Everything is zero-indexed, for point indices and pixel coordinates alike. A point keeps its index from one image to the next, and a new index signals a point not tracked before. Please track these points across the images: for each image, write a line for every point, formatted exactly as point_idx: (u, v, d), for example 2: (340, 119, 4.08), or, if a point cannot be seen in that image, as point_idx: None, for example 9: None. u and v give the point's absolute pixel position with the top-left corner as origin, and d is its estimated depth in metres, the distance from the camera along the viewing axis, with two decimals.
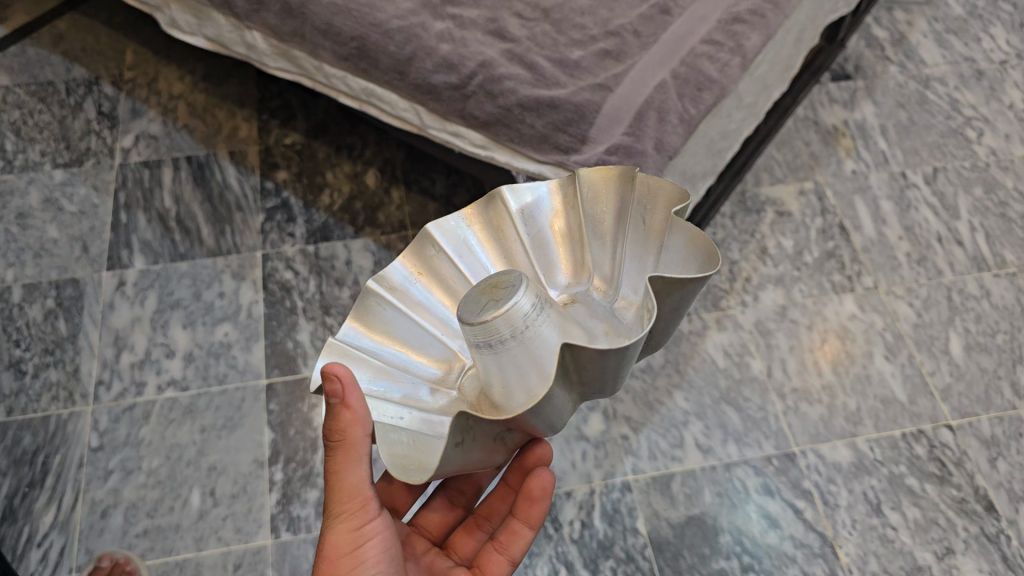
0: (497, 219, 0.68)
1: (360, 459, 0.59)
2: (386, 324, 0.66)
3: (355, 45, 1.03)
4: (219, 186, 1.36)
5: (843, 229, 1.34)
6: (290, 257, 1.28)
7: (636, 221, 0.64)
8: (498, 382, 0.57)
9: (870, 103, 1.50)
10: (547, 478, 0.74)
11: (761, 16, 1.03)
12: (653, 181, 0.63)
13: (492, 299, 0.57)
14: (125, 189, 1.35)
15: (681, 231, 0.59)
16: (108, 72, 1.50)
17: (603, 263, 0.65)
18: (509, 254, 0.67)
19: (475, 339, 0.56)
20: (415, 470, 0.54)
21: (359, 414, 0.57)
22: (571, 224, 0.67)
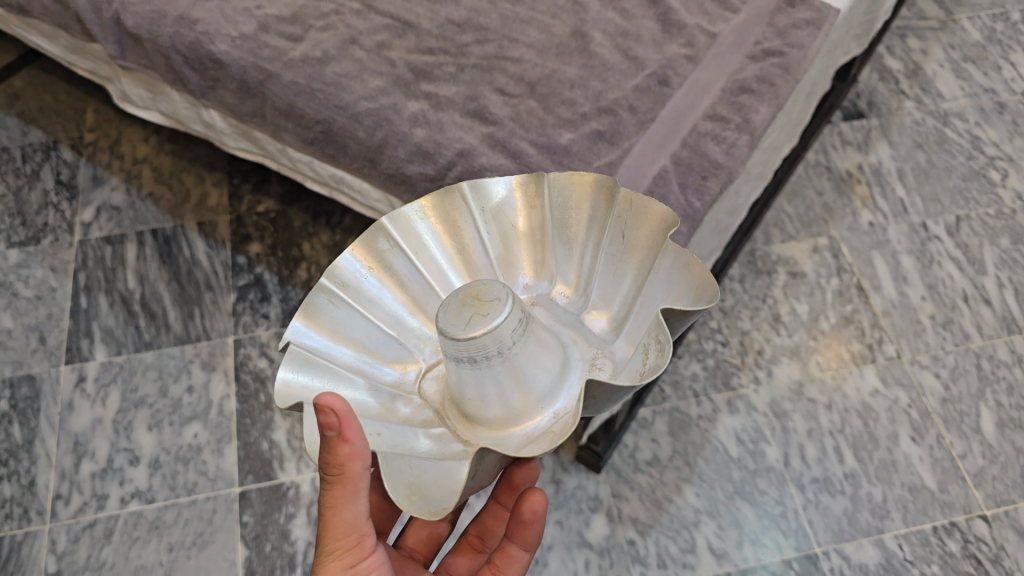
0: (455, 213, 0.61)
1: (357, 492, 0.53)
2: (336, 324, 0.58)
3: (320, 129, 0.94)
4: (187, 262, 1.26)
5: (862, 290, 1.24)
6: (265, 342, 1.18)
7: (611, 233, 0.58)
8: (468, 395, 0.52)
9: (885, 144, 1.40)
10: (539, 500, 0.63)
11: (770, 85, 0.94)
12: (639, 200, 0.57)
13: (477, 312, 0.49)
14: (85, 269, 1.26)
15: (670, 256, 0.54)
16: (67, 134, 1.40)
17: (567, 267, 0.60)
18: (465, 249, 0.61)
19: (455, 353, 0.50)
20: (423, 499, 0.45)
21: (358, 450, 0.49)
22: (533, 221, 0.61)
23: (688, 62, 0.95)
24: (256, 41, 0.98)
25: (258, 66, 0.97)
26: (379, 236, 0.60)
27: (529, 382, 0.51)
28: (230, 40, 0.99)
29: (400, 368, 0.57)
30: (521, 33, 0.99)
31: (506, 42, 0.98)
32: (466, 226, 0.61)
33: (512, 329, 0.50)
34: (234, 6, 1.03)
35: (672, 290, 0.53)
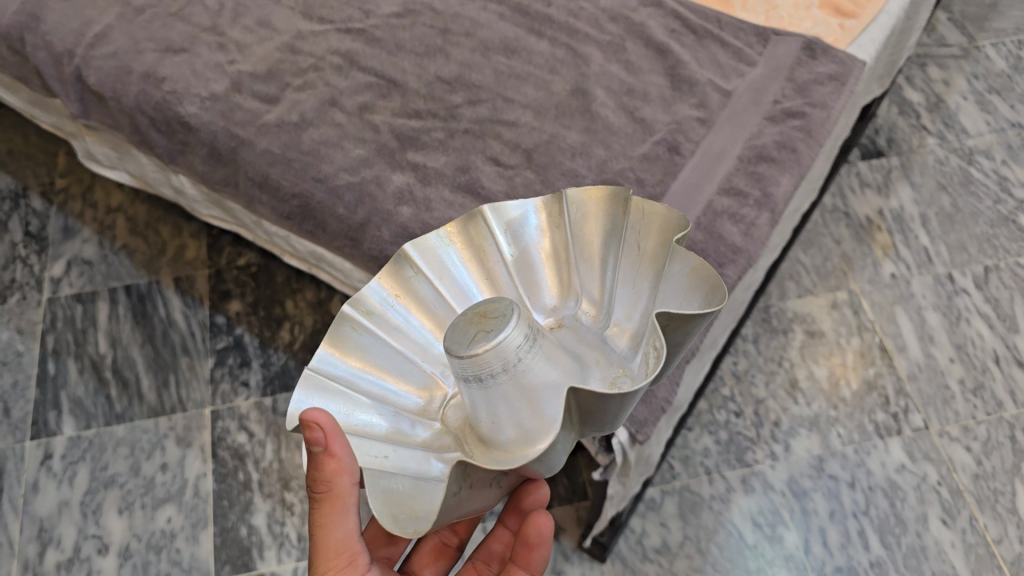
0: (478, 238, 0.61)
1: (347, 508, 0.53)
2: (361, 350, 0.57)
3: (297, 204, 0.85)
4: (162, 323, 1.18)
5: (885, 352, 1.15)
6: (244, 414, 1.10)
7: (629, 245, 0.57)
8: (483, 419, 0.50)
9: (908, 186, 1.31)
10: (546, 523, 0.61)
11: (791, 151, 0.85)
12: (650, 206, 0.56)
13: (481, 329, 0.48)
14: (54, 330, 1.18)
15: (684, 259, 0.52)
16: (37, 180, 1.32)
17: (591, 285, 0.58)
18: (490, 275, 0.60)
19: (462, 373, 0.49)
20: (409, 519, 0.45)
21: (344, 463, 0.50)
22: (557, 244, 0.60)
23: (700, 126, 0.87)
24: (227, 102, 0.90)
25: (230, 131, 0.88)
26: (406, 265, 0.60)
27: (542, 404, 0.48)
28: (200, 101, 0.91)
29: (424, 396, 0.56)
30: (517, 92, 0.90)
31: (501, 102, 0.89)
32: (491, 249, 0.60)
33: (518, 346, 0.48)
34: (204, 60, 0.94)
35: (684, 295, 0.50)
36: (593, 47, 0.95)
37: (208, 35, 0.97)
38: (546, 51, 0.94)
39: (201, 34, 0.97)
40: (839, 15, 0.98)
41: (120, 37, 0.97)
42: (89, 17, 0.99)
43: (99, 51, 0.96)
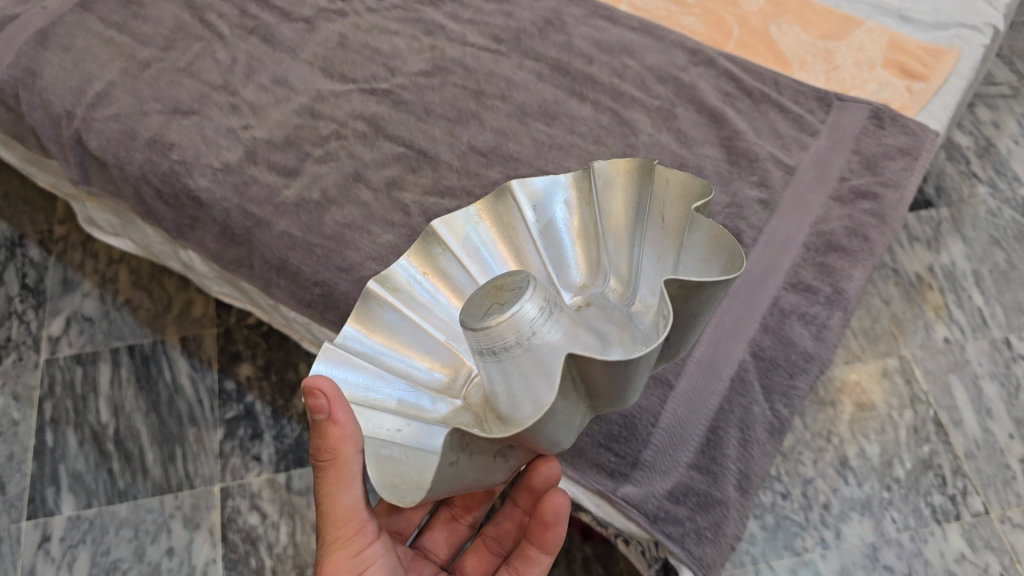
0: (506, 215, 0.65)
1: (351, 477, 0.56)
2: (388, 328, 0.61)
3: (318, 292, 0.77)
4: (168, 388, 1.10)
5: (940, 426, 1.08)
6: (256, 492, 1.02)
7: (655, 218, 0.59)
8: (500, 394, 0.52)
9: (959, 240, 1.24)
10: (563, 502, 0.64)
11: (864, 239, 0.78)
12: (670, 175, 0.57)
13: (497, 303, 0.52)
14: (52, 395, 1.10)
15: (705, 227, 0.52)
16: (35, 226, 1.24)
17: (618, 260, 0.60)
18: (520, 253, 0.63)
19: (478, 347, 0.52)
20: (408, 489, 0.49)
21: (348, 430, 0.53)
22: (586, 219, 0.63)
23: (762, 209, 0.80)
24: (241, 176, 0.82)
25: (245, 209, 0.81)
26: (434, 243, 0.64)
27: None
28: (212, 173, 0.83)
29: (449, 372, 0.60)
30: (560, 165, 0.82)
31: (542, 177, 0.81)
32: (519, 226, 0.64)
33: (531, 318, 0.50)
34: (216, 125, 0.87)
35: (703, 265, 0.51)
36: (640, 113, 0.87)
37: (220, 94, 0.89)
38: (589, 117, 0.86)
39: (212, 92, 0.89)
40: (906, 76, 0.91)
41: (123, 95, 0.89)
42: (90, 72, 0.91)
43: (101, 112, 0.88)
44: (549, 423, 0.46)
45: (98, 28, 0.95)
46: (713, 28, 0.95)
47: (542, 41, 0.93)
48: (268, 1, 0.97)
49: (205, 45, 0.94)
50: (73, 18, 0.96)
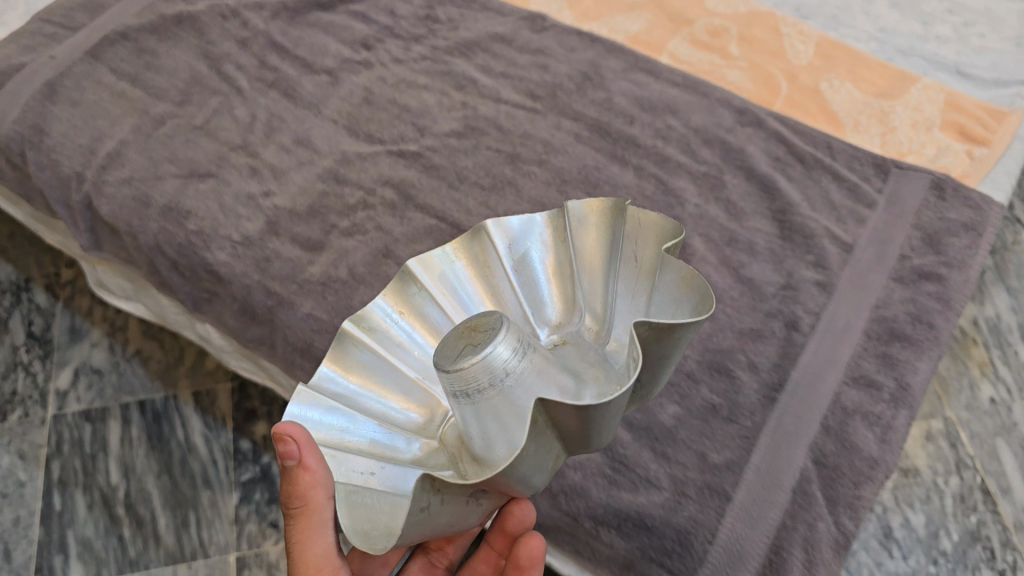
0: (483, 252, 0.58)
1: (324, 521, 0.53)
2: (362, 366, 0.56)
3: None
4: (180, 448, 1.06)
5: (988, 495, 1.03)
6: (273, 561, 0.97)
7: (632, 256, 0.52)
8: (477, 440, 0.47)
9: (1004, 291, 1.19)
10: (539, 543, 0.60)
11: (928, 326, 0.73)
12: (645, 215, 0.51)
13: (469, 344, 0.47)
14: (60, 455, 1.06)
15: (674, 267, 0.47)
16: (41, 269, 1.20)
17: (596, 299, 0.54)
18: (496, 291, 0.57)
19: (452, 391, 0.47)
20: (380, 536, 0.45)
21: (318, 477, 0.50)
22: (563, 258, 0.57)
23: (820, 291, 0.75)
24: (262, 250, 0.78)
25: (266, 287, 0.76)
26: (410, 282, 0.58)
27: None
28: (231, 246, 0.78)
29: (427, 412, 0.54)
30: None
31: None
32: (497, 262, 0.58)
33: (508, 361, 0.45)
34: (235, 190, 0.82)
35: (677, 311, 0.46)
36: (686, 180, 0.82)
37: (240, 155, 0.84)
38: (632, 184, 0.81)
39: (231, 153, 0.84)
40: (966, 140, 0.85)
41: (137, 156, 0.84)
42: (101, 130, 0.87)
43: (112, 174, 0.83)
44: (520, 467, 0.40)
45: (108, 79, 0.90)
46: (762, 84, 0.90)
47: (580, 98, 0.88)
48: (289, 51, 0.92)
49: (222, 100, 0.89)
50: (83, 68, 0.91)
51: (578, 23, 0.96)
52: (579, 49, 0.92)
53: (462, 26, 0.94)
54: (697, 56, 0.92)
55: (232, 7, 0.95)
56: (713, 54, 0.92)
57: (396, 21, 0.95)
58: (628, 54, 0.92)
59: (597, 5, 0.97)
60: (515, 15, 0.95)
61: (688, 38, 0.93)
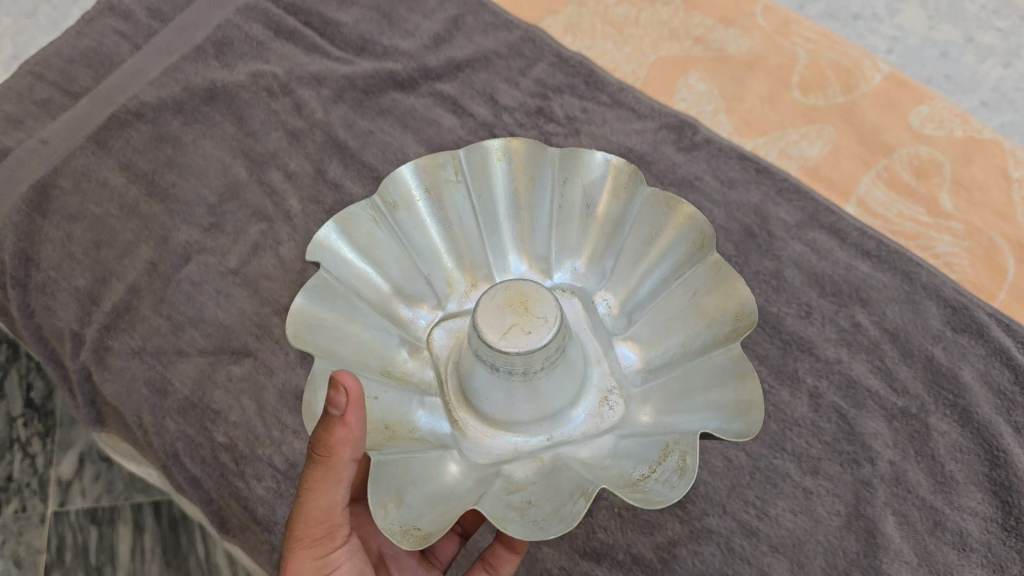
0: (533, 171, 0.56)
1: (341, 479, 0.43)
2: (372, 240, 0.53)
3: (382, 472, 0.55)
4: (200, 567, 0.90)
5: None
6: None
7: (686, 286, 0.52)
8: (472, 389, 0.47)
9: None
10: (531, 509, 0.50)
11: None
12: (726, 270, 0.49)
13: (518, 323, 0.45)
14: (61, 565, 0.90)
15: (736, 359, 0.46)
16: None
17: (625, 274, 0.55)
18: (529, 208, 0.57)
19: (480, 353, 0.45)
20: (398, 515, 0.40)
21: (353, 438, 0.41)
22: (617, 218, 0.55)
23: None
24: None
25: None
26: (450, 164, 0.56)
27: (540, 402, 0.46)
28: (272, 477, 0.60)
29: (423, 305, 0.54)
30: (767, 514, 0.59)
31: (741, 536, 0.59)
32: (540, 187, 0.57)
33: (551, 355, 0.45)
34: (280, 384, 0.63)
35: (713, 395, 0.45)
36: (878, 419, 0.62)
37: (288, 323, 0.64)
38: (806, 420, 0.62)
39: (275, 318, 0.65)
40: None
41: (152, 313, 0.64)
42: (106, 264, 0.66)
43: (120, 342, 0.64)
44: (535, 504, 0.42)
45: (116, 181, 0.68)
46: (982, 262, 0.67)
47: (738, 269, 0.67)
48: (353, 155, 0.70)
49: (266, 228, 0.67)
50: (82, 162, 0.68)
51: (738, 136, 0.72)
52: (739, 183, 0.69)
53: (586, 130, 0.71)
54: (897, 206, 0.69)
55: (282, 80, 0.72)
56: (918, 205, 0.69)
57: (498, 115, 0.72)
58: (805, 198, 0.69)
59: (764, 109, 0.73)
60: (656, 120, 0.72)
61: (885, 175, 0.70)
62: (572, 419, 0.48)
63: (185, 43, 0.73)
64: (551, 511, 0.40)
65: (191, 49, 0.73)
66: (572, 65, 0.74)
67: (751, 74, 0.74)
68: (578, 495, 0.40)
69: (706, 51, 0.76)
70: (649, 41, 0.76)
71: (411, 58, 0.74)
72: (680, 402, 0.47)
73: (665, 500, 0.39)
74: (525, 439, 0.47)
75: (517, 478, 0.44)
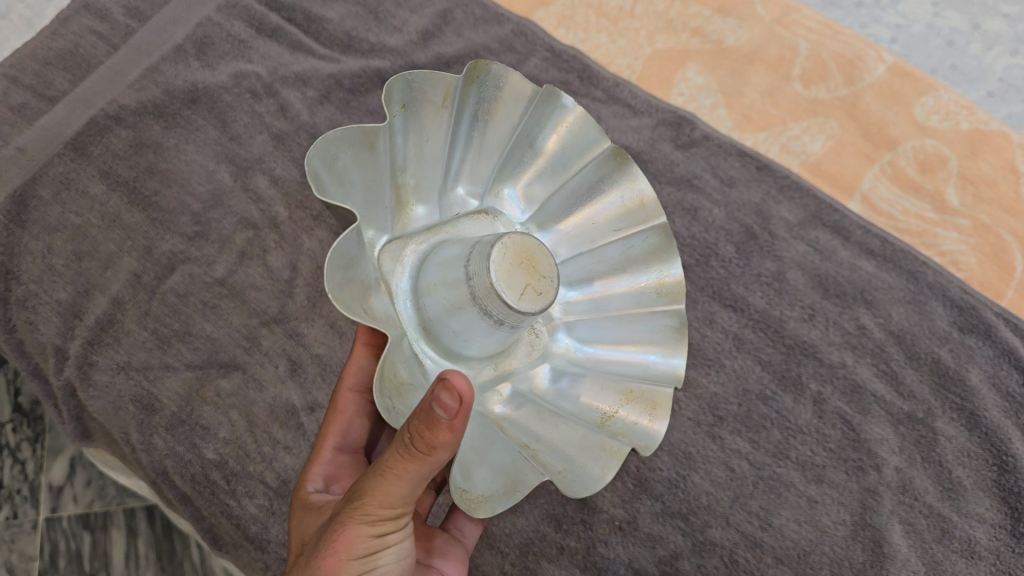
0: (499, 104, 0.52)
1: (430, 470, 0.39)
2: (356, 165, 0.44)
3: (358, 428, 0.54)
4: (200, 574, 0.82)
5: None
6: None
7: (614, 231, 0.54)
8: (440, 326, 0.44)
9: None
10: None
11: None
12: (661, 232, 0.53)
13: (532, 286, 0.42)
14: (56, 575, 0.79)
15: (661, 310, 0.52)
16: None
17: (551, 208, 0.55)
18: (482, 137, 0.53)
19: (485, 307, 0.42)
20: (462, 483, 0.41)
21: (458, 435, 0.37)
22: (561, 154, 0.55)
23: None
24: None
25: None
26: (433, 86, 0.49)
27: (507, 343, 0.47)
28: (263, 494, 0.60)
29: (375, 227, 0.46)
30: (771, 525, 0.58)
31: (745, 548, 0.57)
32: (503, 116, 0.53)
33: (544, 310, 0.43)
34: (270, 399, 0.62)
35: (639, 341, 0.52)
36: (884, 425, 0.61)
37: (277, 334, 0.64)
38: (810, 428, 0.61)
39: (264, 330, 0.63)
40: None
41: (138, 327, 0.62)
42: (88, 276, 0.63)
43: (105, 358, 0.61)
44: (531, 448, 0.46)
45: (97, 189, 0.65)
46: (990, 260, 0.65)
47: (740, 271, 0.65)
48: None
49: (252, 236, 0.66)
50: (61, 170, 0.65)
51: (737, 132, 0.71)
52: (740, 182, 0.67)
53: None
54: (902, 203, 0.67)
55: (266, 81, 0.70)
56: (923, 200, 0.67)
57: None
58: (807, 196, 0.67)
59: (763, 103, 0.71)
60: (654, 116, 0.69)
61: (889, 171, 0.68)
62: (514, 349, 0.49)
63: (164, 42, 0.70)
64: (564, 457, 0.47)
65: (171, 49, 0.69)
66: (566, 60, 0.72)
67: (751, 67, 0.72)
68: (596, 449, 0.47)
69: (704, 42, 0.73)
70: (645, 33, 0.74)
71: (400, 56, 0.72)
72: (604, 338, 0.52)
73: (657, 438, 0.49)
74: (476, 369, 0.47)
75: (494, 413, 0.47)
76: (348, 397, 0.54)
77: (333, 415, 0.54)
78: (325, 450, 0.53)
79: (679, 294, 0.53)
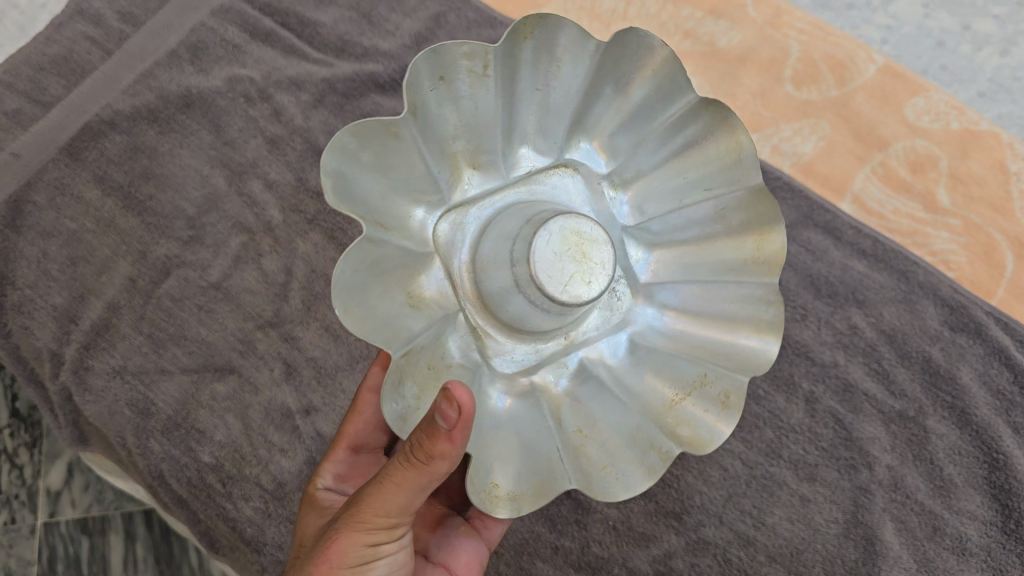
0: (566, 53, 0.43)
1: (426, 484, 0.39)
2: (383, 156, 0.39)
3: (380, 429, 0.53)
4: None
5: None
6: None
7: (710, 192, 0.46)
8: (498, 307, 0.41)
9: None
10: None
11: None
12: (766, 202, 0.45)
13: (580, 275, 0.39)
14: None
15: (758, 285, 0.45)
16: None
17: (642, 157, 0.47)
18: (550, 87, 0.44)
19: (530, 296, 0.39)
20: (489, 481, 0.39)
21: (456, 451, 0.37)
22: (648, 101, 0.46)
23: None
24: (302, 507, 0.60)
25: None
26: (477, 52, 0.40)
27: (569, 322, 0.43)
28: (259, 496, 0.60)
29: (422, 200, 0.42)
30: (763, 523, 0.59)
31: (737, 547, 0.58)
32: (573, 62, 0.44)
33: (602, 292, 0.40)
34: (266, 402, 0.62)
35: (729, 314, 0.46)
36: (875, 424, 0.61)
37: (273, 338, 0.64)
38: (802, 427, 0.61)
39: (259, 334, 0.64)
40: None
41: (133, 331, 0.63)
42: (83, 282, 0.64)
43: (101, 362, 0.62)
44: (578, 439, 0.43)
45: (91, 194, 0.66)
46: (981, 260, 0.66)
47: None
48: None
49: (247, 241, 0.66)
50: (56, 175, 0.65)
51: None
52: None
53: None
54: (893, 203, 0.68)
55: (259, 85, 0.70)
56: (914, 201, 0.67)
57: None
58: (799, 197, 0.67)
59: (755, 104, 0.71)
60: None
61: (881, 171, 0.68)
62: (588, 316, 0.43)
63: (158, 48, 0.70)
64: (612, 450, 0.43)
65: (165, 54, 0.70)
66: None
67: (743, 68, 0.73)
68: (646, 446, 0.43)
69: (696, 44, 0.74)
70: None
71: (393, 61, 0.72)
72: (691, 306, 0.46)
73: (722, 435, 0.43)
74: (546, 342, 0.42)
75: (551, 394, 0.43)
76: (367, 398, 0.51)
77: (352, 414, 0.52)
78: (340, 449, 0.53)
79: (778, 265, 0.45)
